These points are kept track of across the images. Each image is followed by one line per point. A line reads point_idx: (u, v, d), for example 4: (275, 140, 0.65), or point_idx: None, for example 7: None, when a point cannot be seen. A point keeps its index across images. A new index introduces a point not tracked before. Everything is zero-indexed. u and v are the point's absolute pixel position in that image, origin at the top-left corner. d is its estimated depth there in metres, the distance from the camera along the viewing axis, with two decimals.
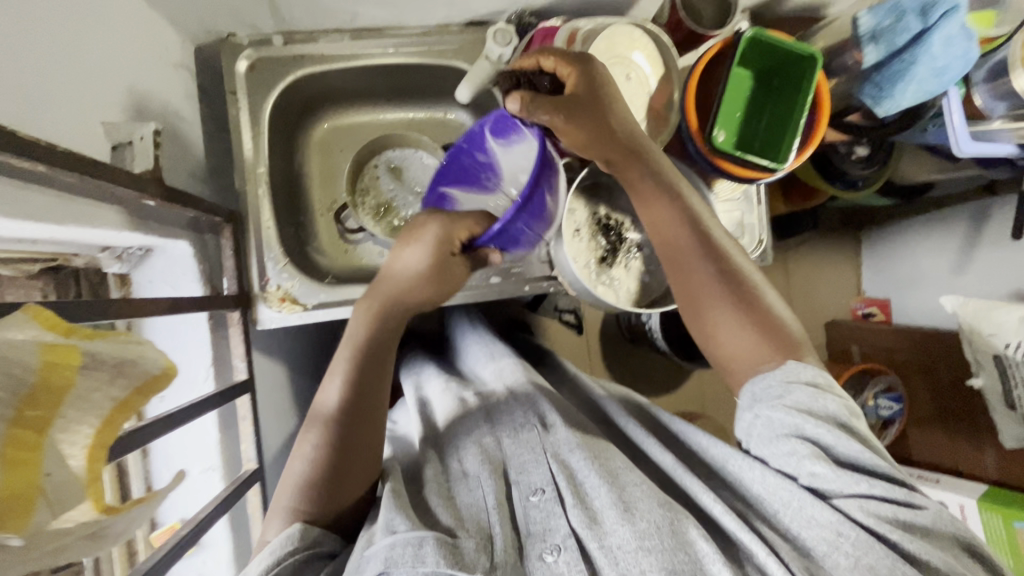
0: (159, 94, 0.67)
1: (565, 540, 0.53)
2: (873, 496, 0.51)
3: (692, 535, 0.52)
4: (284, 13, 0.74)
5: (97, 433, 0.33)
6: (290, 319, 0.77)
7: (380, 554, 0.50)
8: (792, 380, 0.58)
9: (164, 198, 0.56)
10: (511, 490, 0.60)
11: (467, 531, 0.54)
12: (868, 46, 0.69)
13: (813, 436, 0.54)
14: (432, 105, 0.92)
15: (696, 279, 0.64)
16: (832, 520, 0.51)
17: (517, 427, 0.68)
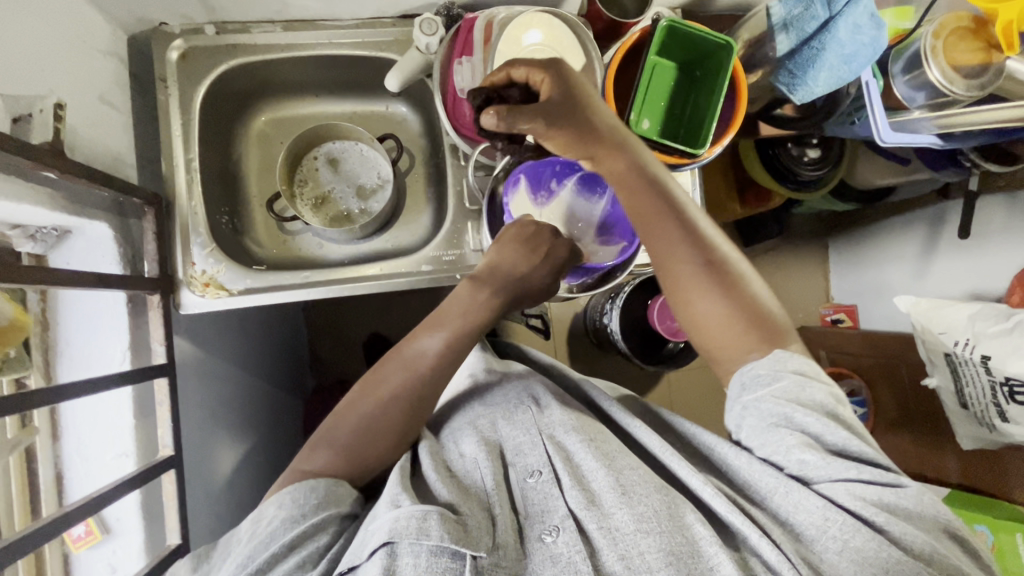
0: (81, 76, 0.68)
1: (563, 521, 0.57)
2: (860, 481, 0.53)
3: (689, 517, 0.55)
4: (213, 3, 0.75)
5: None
6: (214, 304, 0.76)
7: (385, 527, 0.53)
8: (781, 369, 0.59)
9: (63, 170, 0.56)
10: (509, 472, 0.65)
11: (470, 509, 0.58)
12: (780, 35, 0.71)
13: (798, 421, 0.56)
14: (373, 100, 0.94)
15: (672, 266, 0.63)
16: (817, 505, 0.52)
17: (513, 414, 0.72)
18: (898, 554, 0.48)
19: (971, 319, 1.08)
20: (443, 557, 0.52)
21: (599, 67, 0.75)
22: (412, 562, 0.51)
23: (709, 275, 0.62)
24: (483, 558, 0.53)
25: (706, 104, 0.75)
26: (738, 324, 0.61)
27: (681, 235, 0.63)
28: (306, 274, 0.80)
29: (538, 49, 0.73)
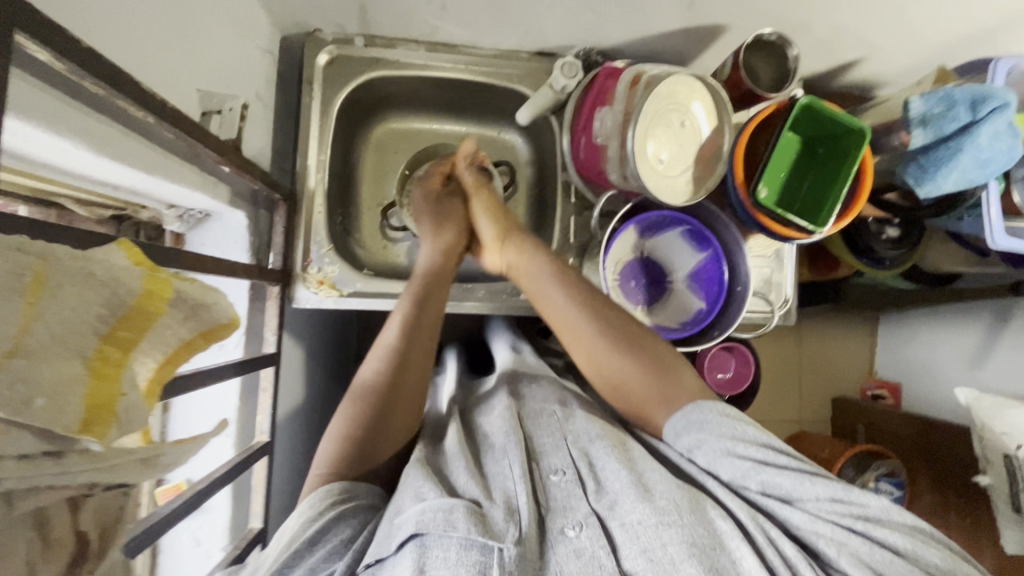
0: (246, 72, 0.72)
1: (587, 517, 0.53)
2: (825, 488, 0.56)
3: (711, 514, 0.53)
4: (371, 18, 0.79)
5: (158, 367, 0.34)
6: (325, 302, 0.80)
7: (412, 518, 0.51)
8: (710, 412, 0.63)
9: (238, 166, 0.59)
10: (532, 467, 0.61)
11: (493, 502, 0.54)
12: (915, 129, 0.72)
13: (742, 452, 0.58)
14: (489, 123, 0.97)
15: (582, 346, 0.70)
16: (806, 520, 0.54)
17: (536, 413, 0.70)
18: (890, 556, 0.51)
19: None
20: (472, 552, 0.49)
21: (730, 132, 0.76)
22: (443, 555, 0.48)
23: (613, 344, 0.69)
24: (511, 549, 0.49)
25: (829, 184, 0.76)
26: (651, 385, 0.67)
27: (573, 307, 0.71)
28: None
29: (675, 108, 0.74)
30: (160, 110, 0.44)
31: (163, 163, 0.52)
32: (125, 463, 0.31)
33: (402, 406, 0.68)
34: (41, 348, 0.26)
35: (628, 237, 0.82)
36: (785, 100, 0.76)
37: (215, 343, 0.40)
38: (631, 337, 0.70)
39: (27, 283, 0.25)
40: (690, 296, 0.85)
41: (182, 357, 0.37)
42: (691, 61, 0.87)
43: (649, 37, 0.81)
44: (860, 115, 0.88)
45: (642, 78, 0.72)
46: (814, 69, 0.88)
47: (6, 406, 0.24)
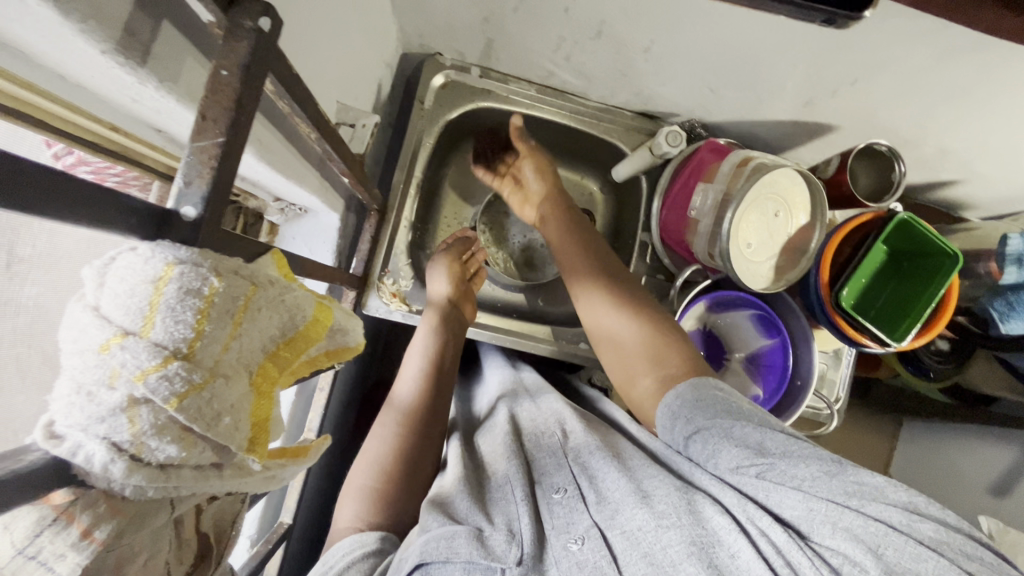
0: (371, 83, 0.74)
1: (588, 530, 0.50)
2: (818, 465, 0.46)
3: (708, 513, 0.46)
4: (493, 54, 0.81)
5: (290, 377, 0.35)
6: (394, 314, 0.82)
7: (416, 551, 0.50)
8: (699, 392, 0.57)
9: (357, 179, 0.61)
10: (536, 490, 0.59)
11: (493, 528, 0.52)
12: (1010, 266, 0.72)
13: (737, 437, 0.51)
14: (577, 168, 0.99)
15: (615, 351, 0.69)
16: (798, 499, 0.44)
17: (539, 435, 0.68)
18: (887, 531, 0.41)
19: None
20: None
21: (820, 231, 0.77)
22: None
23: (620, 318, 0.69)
24: (513, 570, 0.48)
25: (912, 300, 0.76)
26: (655, 345, 0.65)
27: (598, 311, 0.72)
28: None
29: (773, 198, 0.75)
30: (324, 129, 0.46)
31: (298, 168, 0.55)
32: (262, 478, 0.33)
33: (421, 418, 0.70)
34: (230, 367, 0.28)
35: (696, 311, 0.83)
36: (883, 211, 0.77)
37: (336, 362, 0.41)
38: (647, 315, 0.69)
39: (238, 307, 0.27)
40: (746, 380, 0.84)
41: (303, 370, 0.37)
42: (790, 150, 0.89)
43: (756, 121, 0.82)
44: (947, 234, 0.88)
45: (751, 164, 0.72)
46: (909, 181, 0.89)
47: (205, 420, 0.25)
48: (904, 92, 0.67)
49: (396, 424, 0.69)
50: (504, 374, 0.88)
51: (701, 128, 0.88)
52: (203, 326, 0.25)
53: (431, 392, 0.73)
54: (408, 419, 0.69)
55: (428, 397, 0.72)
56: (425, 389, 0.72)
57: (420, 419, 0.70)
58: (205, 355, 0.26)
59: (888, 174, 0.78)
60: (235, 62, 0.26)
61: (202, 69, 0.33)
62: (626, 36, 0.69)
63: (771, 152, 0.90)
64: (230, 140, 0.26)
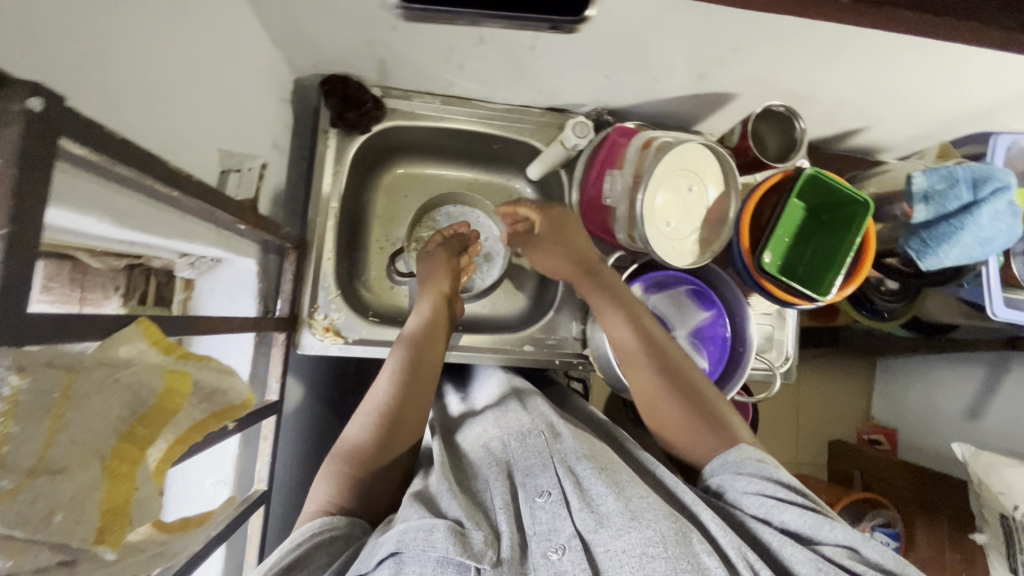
0: (266, 122, 0.73)
1: (570, 540, 0.52)
2: (846, 534, 0.52)
3: (698, 548, 0.50)
4: (389, 74, 0.80)
5: (169, 448, 0.34)
6: (330, 349, 0.80)
7: (393, 538, 0.50)
8: (743, 458, 0.60)
9: (254, 225, 0.60)
10: (518, 492, 0.59)
11: (476, 526, 0.53)
12: (918, 204, 0.74)
13: (769, 492, 0.56)
14: (499, 171, 0.98)
15: (648, 388, 0.69)
16: (810, 558, 0.50)
17: (524, 433, 0.66)
18: None
19: None
20: (449, 570, 0.48)
21: (736, 198, 0.78)
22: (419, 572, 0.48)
23: (667, 381, 0.68)
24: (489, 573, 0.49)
25: (833, 252, 0.77)
26: (692, 427, 0.65)
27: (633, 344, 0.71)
28: None
29: (685, 173, 0.76)
30: (184, 185, 0.45)
31: (181, 225, 0.53)
32: (140, 559, 0.32)
33: (405, 419, 0.68)
34: (63, 459, 0.27)
35: (631, 294, 0.84)
36: (793, 169, 0.78)
37: (225, 422, 0.40)
38: (688, 381, 0.68)
39: (54, 400, 0.27)
40: (692, 353, 0.85)
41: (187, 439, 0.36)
42: (700, 122, 0.89)
43: (660, 100, 0.83)
44: (864, 180, 0.90)
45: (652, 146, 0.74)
46: (820, 134, 0.90)
47: (27, 523, 0.25)
48: (787, 52, 0.68)
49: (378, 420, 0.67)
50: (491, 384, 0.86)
51: (610, 114, 0.88)
52: (10, 428, 0.25)
53: (414, 393, 0.70)
54: (388, 414, 0.67)
55: (412, 395, 0.70)
56: (409, 387, 0.70)
57: (402, 419, 0.68)
58: (18, 459, 0.25)
59: (792, 132, 0.79)
60: (7, 150, 0.25)
61: None
62: (508, 38, 0.68)
63: (683, 127, 0.91)
64: (16, 231, 0.25)
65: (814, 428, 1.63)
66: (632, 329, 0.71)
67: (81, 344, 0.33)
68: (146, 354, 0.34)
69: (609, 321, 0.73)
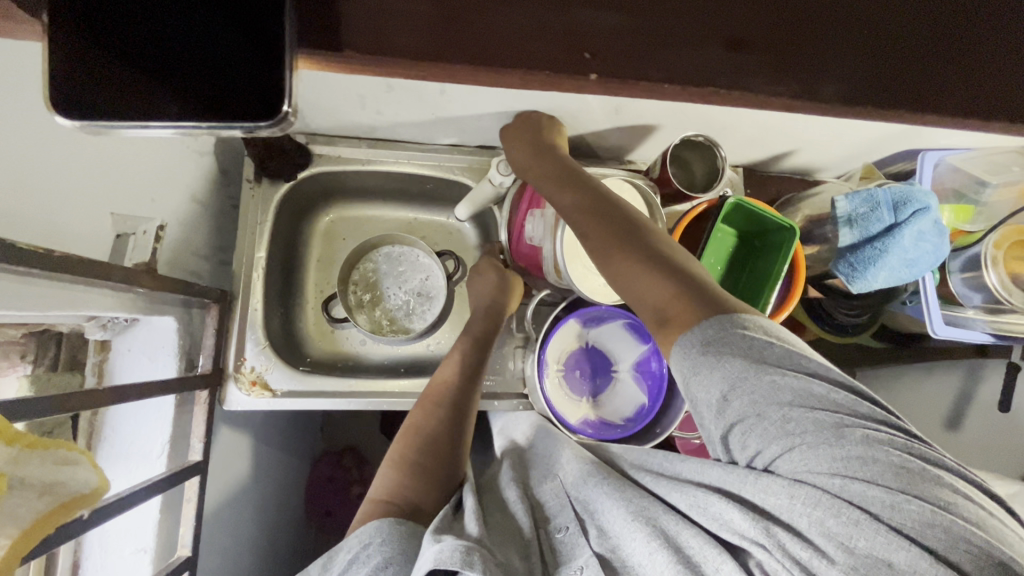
0: (182, 180, 0.72)
1: (587, 560, 0.55)
2: (814, 437, 0.46)
3: (685, 537, 0.52)
4: (311, 121, 0.80)
5: (12, 544, 0.35)
6: (257, 404, 0.78)
7: (429, 556, 0.52)
8: (711, 350, 0.51)
9: (154, 287, 0.59)
10: (539, 530, 0.62)
11: (506, 556, 0.56)
12: (843, 228, 0.73)
13: (736, 405, 0.49)
14: (437, 209, 0.98)
15: (629, 273, 0.59)
16: (781, 487, 0.47)
17: (544, 476, 0.70)
18: (862, 517, 0.44)
19: (1008, 503, 0.92)
20: None
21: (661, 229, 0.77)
22: None
23: (629, 255, 0.59)
24: None
25: (763, 279, 0.76)
26: (674, 300, 0.55)
27: (607, 230, 0.61)
28: (350, 383, 0.83)
29: None
30: (42, 262, 0.44)
31: (60, 295, 0.52)
32: None
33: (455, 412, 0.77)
34: None
35: (566, 331, 0.82)
36: (716, 198, 0.78)
37: (77, 510, 0.40)
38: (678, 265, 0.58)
39: None
40: (634, 389, 0.83)
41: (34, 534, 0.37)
42: (632, 153, 0.89)
43: (585, 135, 0.83)
44: (798, 203, 0.89)
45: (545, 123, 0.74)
46: (752, 158, 0.90)
47: None
48: None
49: (434, 411, 0.77)
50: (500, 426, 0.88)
51: None
52: None
53: (464, 395, 0.79)
54: (440, 404, 0.78)
55: (463, 395, 0.79)
56: (462, 389, 0.79)
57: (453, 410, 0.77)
58: None
59: (715, 161, 0.78)
60: None
61: None
62: (416, 84, 0.68)
63: (616, 157, 0.90)
64: None
65: None
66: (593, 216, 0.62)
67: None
68: None
69: (569, 213, 0.64)
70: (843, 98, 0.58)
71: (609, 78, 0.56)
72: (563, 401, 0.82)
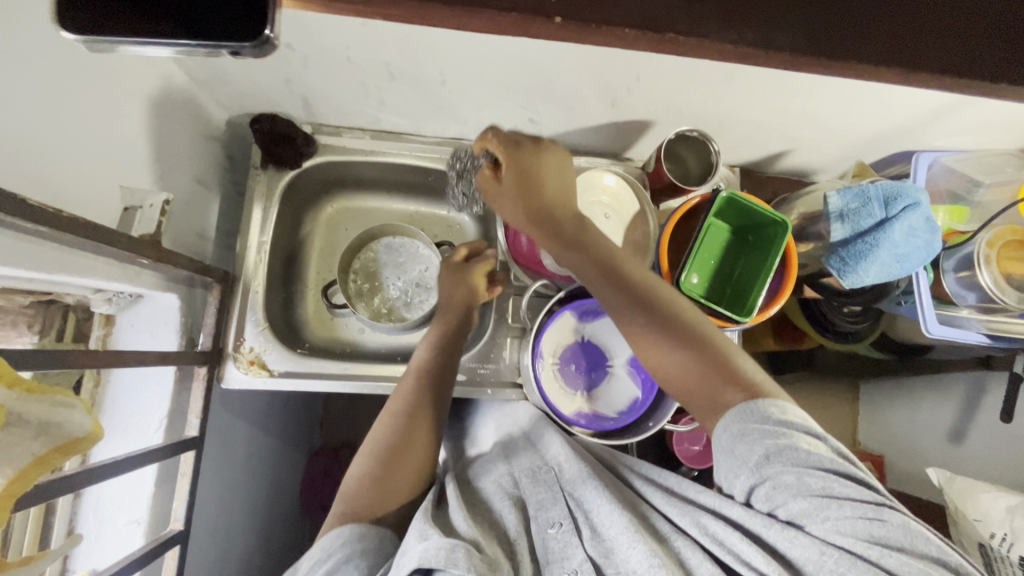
0: (189, 162, 0.75)
1: (581, 565, 0.57)
2: (852, 509, 0.50)
3: (696, 560, 0.55)
4: (315, 111, 0.83)
5: (11, 482, 0.37)
6: (254, 383, 0.79)
7: (415, 554, 0.53)
8: (753, 423, 0.55)
9: (156, 258, 0.61)
10: (530, 524, 0.62)
11: (494, 551, 0.56)
12: (835, 223, 0.74)
13: (777, 469, 0.53)
14: (438, 202, 1.00)
15: (646, 341, 0.63)
16: (813, 543, 0.50)
17: (534, 470, 0.70)
18: None
19: (1010, 512, 0.90)
20: None
21: (654, 220, 0.79)
22: None
23: (671, 339, 0.62)
24: None
25: (756, 273, 0.77)
26: (697, 369, 0.60)
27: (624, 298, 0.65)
28: (345, 365, 0.84)
29: (594, 202, 0.78)
30: (52, 221, 0.46)
31: (70, 260, 0.54)
32: None
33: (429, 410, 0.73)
34: None
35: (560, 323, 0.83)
36: (709, 192, 0.79)
37: (72, 455, 0.41)
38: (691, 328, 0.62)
39: None
40: (627, 382, 0.84)
41: (31, 475, 0.38)
42: (629, 150, 0.91)
43: (583, 130, 0.85)
44: (793, 202, 0.90)
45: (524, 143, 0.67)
46: (748, 157, 0.92)
47: None
48: (688, 77, 0.69)
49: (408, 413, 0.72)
50: (492, 416, 0.89)
51: None
52: None
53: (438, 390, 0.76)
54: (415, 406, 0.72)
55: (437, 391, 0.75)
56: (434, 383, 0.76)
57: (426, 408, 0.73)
58: None
59: (708, 155, 0.80)
60: None
61: None
62: (416, 73, 0.71)
63: (614, 154, 0.92)
64: None
65: None
66: (626, 298, 0.64)
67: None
68: None
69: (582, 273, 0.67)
70: (793, 47, 0.53)
71: (567, 21, 0.51)
72: (556, 392, 0.82)
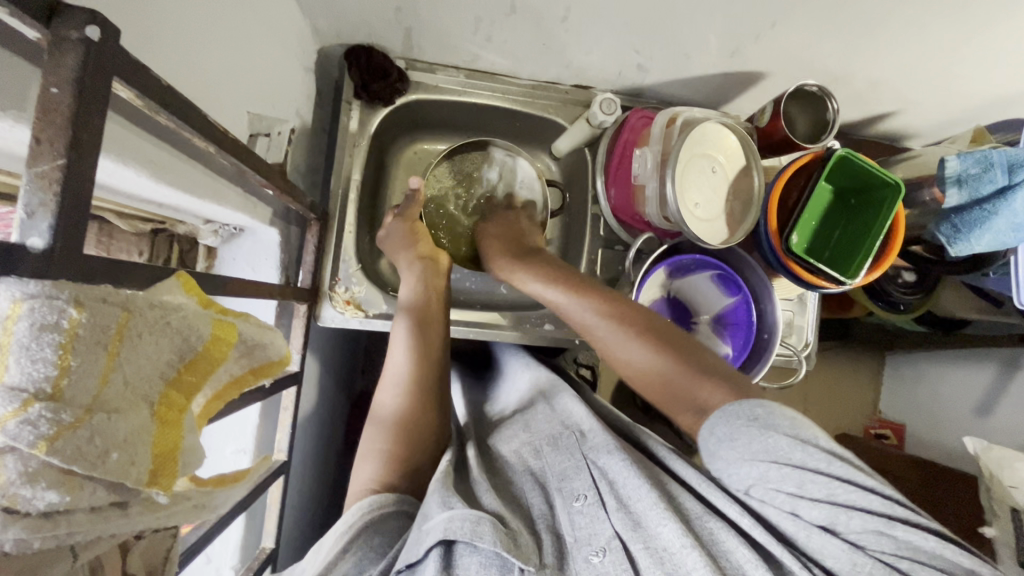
0: (291, 92, 0.72)
1: (610, 541, 0.48)
2: (867, 522, 0.43)
3: (729, 543, 0.47)
4: (414, 45, 0.79)
5: (208, 402, 0.35)
6: (350, 322, 0.80)
7: (439, 525, 0.47)
8: (747, 438, 0.48)
9: (281, 188, 0.58)
10: (554, 497, 0.55)
11: (518, 527, 0.50)
12: (950, 188, 0.73)
13: (776, 478, 0.46)
14: (520, 150, 0.97)
15: (616, 352, 0.62)
16: (842, 551, 0.43)
17: (556, 436, 0.62)
18: None
19: None
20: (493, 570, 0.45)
21: (760, 176, 0.77)
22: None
23: (641, 345, 0.60)
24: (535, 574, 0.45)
25: (861, 236, 0.76)
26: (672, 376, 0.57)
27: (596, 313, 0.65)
28: None
29: (705, 156, 0.76)
30: (221, 140, 0.43)
31: (215, 185, 0.53)
32: (184, 508, 0.31)
33: (433, 357, 0.70)
34: (117, 400, 0.26)
35: (657, 278, 0.81)
36: (819, 151, 0.77)
37: (264, 377, 0.40)
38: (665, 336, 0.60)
39: (110, 337, 0.26)
40: (716, 340, 0.84)
41: (228, 394, 0.37)
42: (727, 104, 0.89)
43: (689, 80, 0.82)
44: (889, 168, 0.89)
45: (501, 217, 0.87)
46: (849, 119, 0.89)
47: (87, 460, 0.24)
48: (825, 28, 0.67)
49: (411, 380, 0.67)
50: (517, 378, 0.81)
51: (637, 93, 0.88)
52: (68, 361, 0.24)
53: (431, 348, 0.71)
54: (414, 377, 0.67)
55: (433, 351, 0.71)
56: (425, 336, 0.71)
57: (431, 369, 0.69)
58: (76, 393, 0.24)
59: (822, 114, 0.78)
60: (65, 78, 0.24)
61: (31, 84, 0.29)
62: (541, 7, 0.67)
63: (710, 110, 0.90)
64: (74, 161, 0.25)
65: (819, 420, 1.49)
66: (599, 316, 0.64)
67: (123, 292, 0.33)
68: (188, 304, 0.34)
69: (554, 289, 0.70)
70: None
71: None
72: None
